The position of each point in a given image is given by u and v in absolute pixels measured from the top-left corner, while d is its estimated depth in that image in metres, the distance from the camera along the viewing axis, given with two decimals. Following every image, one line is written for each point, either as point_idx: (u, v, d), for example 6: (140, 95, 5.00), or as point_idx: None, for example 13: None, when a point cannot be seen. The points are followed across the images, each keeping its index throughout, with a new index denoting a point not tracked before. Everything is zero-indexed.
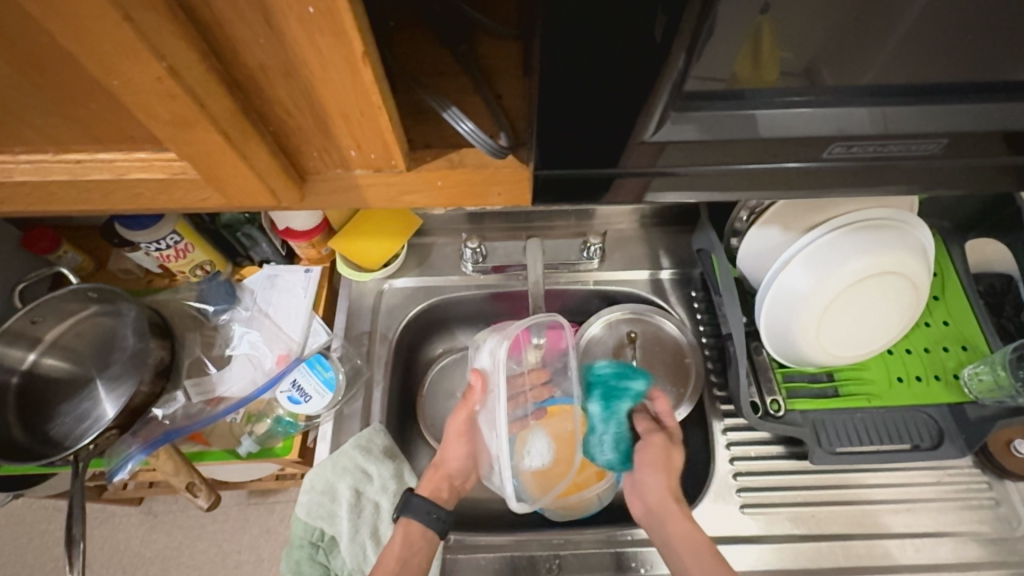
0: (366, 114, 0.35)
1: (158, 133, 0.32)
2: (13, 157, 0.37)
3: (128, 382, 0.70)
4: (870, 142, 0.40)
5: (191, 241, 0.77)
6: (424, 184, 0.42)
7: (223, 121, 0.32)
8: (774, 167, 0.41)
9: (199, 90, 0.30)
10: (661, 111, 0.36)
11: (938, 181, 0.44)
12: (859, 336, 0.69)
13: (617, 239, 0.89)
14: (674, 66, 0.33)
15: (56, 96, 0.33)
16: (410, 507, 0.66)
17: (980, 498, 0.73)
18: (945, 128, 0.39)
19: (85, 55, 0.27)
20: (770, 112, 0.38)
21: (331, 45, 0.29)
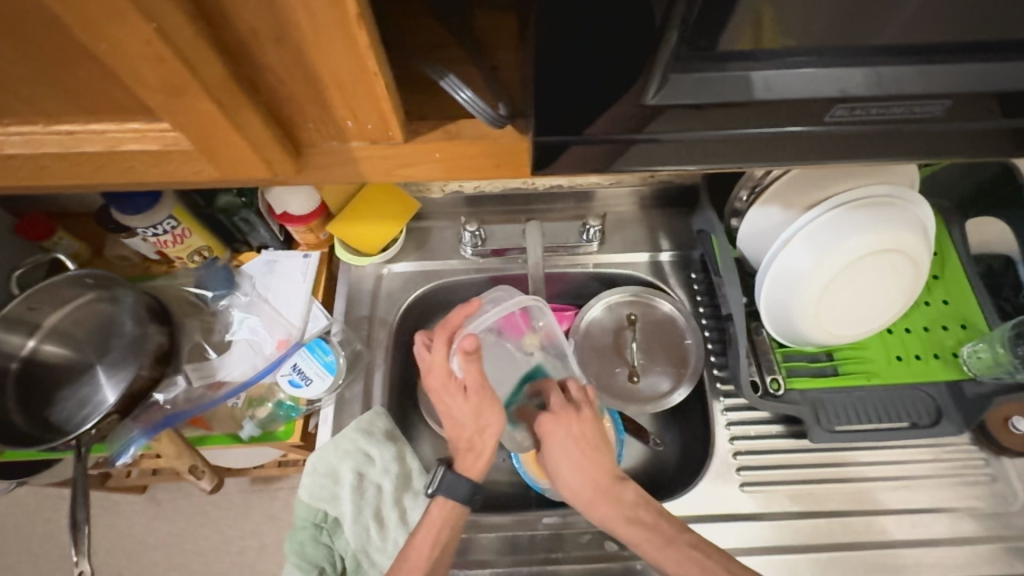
0: (361, 82, 0.34)
1: (149, 101, 0.32)
2: (2, 129, 0.37)
3: (128, 367, 0.70)
4: (872, 104, 0.39)
5: (188, 225, 0.77)
6: (423, 157, 0.41)
7: (215, 88, 0.31)
8: (772, 133, 0.40)
9: (189, 53, 0.29)
10: (663, 71, 0.35)
11: (942, 145, 0.42)
12: (861, 290, 0.67)
13: (616, 221, 0.88)
14: (668, 42, 0.33)
15: (45, 62, 0.32)
16: (444, 486, 0.64)
17: (977, 474, 0.73)
18: (951, 90, 0.38)
19: (71, 18, 0.27)
20: (765, 73, 0.37)
21: (323, 8, 0.29)
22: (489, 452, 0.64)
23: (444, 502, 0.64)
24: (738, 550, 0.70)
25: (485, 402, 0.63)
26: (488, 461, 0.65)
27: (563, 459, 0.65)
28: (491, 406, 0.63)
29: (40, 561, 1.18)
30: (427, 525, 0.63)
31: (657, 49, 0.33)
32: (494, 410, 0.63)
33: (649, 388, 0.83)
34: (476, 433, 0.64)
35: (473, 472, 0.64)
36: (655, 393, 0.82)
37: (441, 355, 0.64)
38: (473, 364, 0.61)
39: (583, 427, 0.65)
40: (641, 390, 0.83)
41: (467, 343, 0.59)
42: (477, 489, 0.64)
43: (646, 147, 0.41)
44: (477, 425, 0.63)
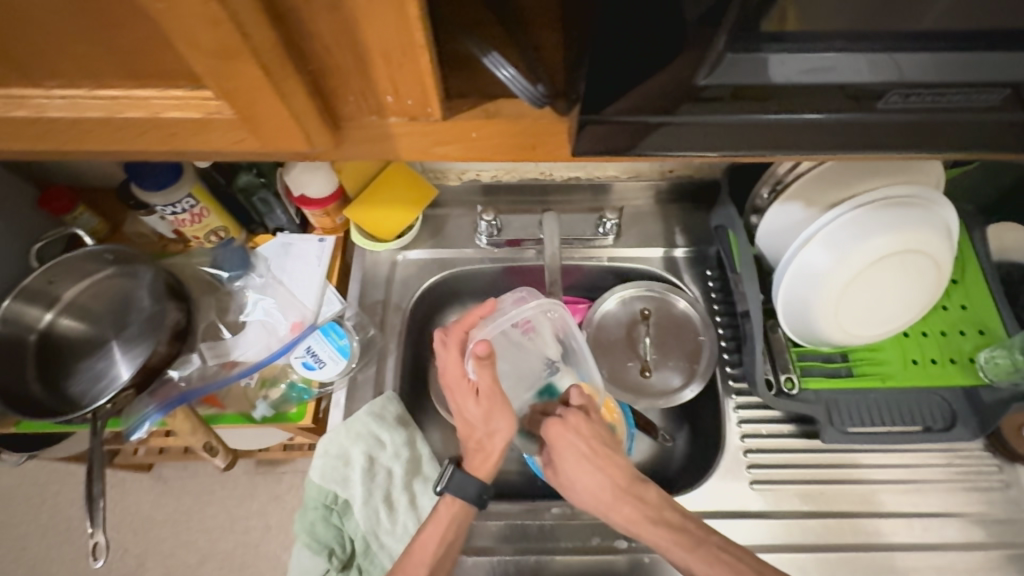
0: (407, 54, 0.34)
1: (197, 65, 0.32)
2: (47, 92, 0.37)
3: (145, 343, 0.71)
4: (928, 92, 0.38)
5: (207, 206, 0.77)
6: (458, 136, 0.41)
7: (264, 53, 0.31)
8: (799, 119, 0.40)
9: (244, 15, 0.29)
10: (717, 53, 0.35)
11: (977, 139, 0.42)
12: (880, 298, 0.67)
13: (633, 215, 0.88)
14: (718, 40, 0.34)
15: (97, 22, 0.32)
16: (453, 484, 0.63)
17: (988, 480, 0.73)
18: (1005, 78, 0.37)
19: None
20: (814, 63, 0.36)
21: None
22: (497, 453, 0.64)
23: (451, 501, 0.63)
24: (744, 547, 0.70)
25: (493, 408, 0.62)
26: (494, 464, 0.64)
27: (577, 460, 0.64)
28: (499, 411, 0.62)
29: (46, 534, 1.19)
30: (435, 522, 0.63)
31: (701, 34, 0.33)
32: (505, 413, 0.62)
33: (660, 382, 0.83)
34: (484, 437, 0.63)
35: (480, 472, 0.64)
36: (666, 388, 0.82)
37: (453, 358, 0.65)
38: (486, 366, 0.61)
39: (585, 426, 0.65)
40: (651, 385, 0.83)
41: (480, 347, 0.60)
42: (485, 490, 0.63)
43: (674, 134, 0.41)
44: (487, 428, 0.63)
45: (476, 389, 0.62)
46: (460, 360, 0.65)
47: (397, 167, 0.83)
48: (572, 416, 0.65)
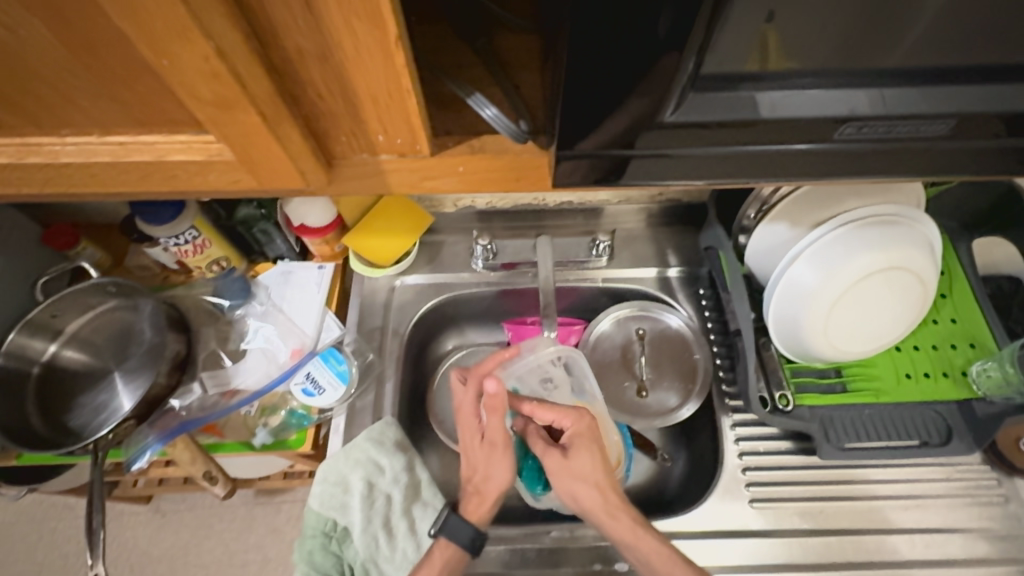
0: (394, 98, 0.36)
1: (199, 113, 0.34)
2: (59, 140, 0.39)
3: (146, 374, 0.72)
4: (881, 123, 0.40)
5: (209, 237, 0.79)
6: (446, 170, 0.43)
7: (261, 102, 0.33)
8: (770, 149, 0.42)
9: (242, 68, 0.31)
10: (680, 92, 0.37)
11: (940, 164, 0.44)
12: (864, 315, 0.68)
13: (625, 238, 0.90)
14: (684, 71, 0.36)
15: (105, 76, 0.35)
16: (448, 528, 0.64)
17: (988, 494, 0.73)
18: (953, 109, 0.39)
19: (136, 36, 0.29)
20: (775, 94, 0.38)
21: (365, 30, 0.31)
22: (494, 499, 0.65)
23: (446, 544, 0.64)
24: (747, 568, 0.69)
25: (495, 453, 0.65)
26: (489, 511, 0.65)
27: (573, 465, 0.65)
28: (503, 457, 0.64)
29: (42, 571, 1.18)
30: (429, 564, 0.63)
31: (674, 73, 0.36)
32: (503, 461, 0.64)
33: (657, 403, 0.83)
34: (484, 480, 0.65)
35: (474, 518, 0.65)
36: (663, 408, 0.83)
37: (471, 398, 0.66)
38: (495, 415, 0.63)
39: (586, 429, 0.65)
40: (648, 404, 0.84)
41: (492, 387, 0.62)
42: (479, 536, 0.64)
43: (659, 161, 0.42)
44: (485, 471, 0.65)
45: (486, 436, 0.65)
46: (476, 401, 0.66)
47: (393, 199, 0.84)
48: (571, 421, 0.66)
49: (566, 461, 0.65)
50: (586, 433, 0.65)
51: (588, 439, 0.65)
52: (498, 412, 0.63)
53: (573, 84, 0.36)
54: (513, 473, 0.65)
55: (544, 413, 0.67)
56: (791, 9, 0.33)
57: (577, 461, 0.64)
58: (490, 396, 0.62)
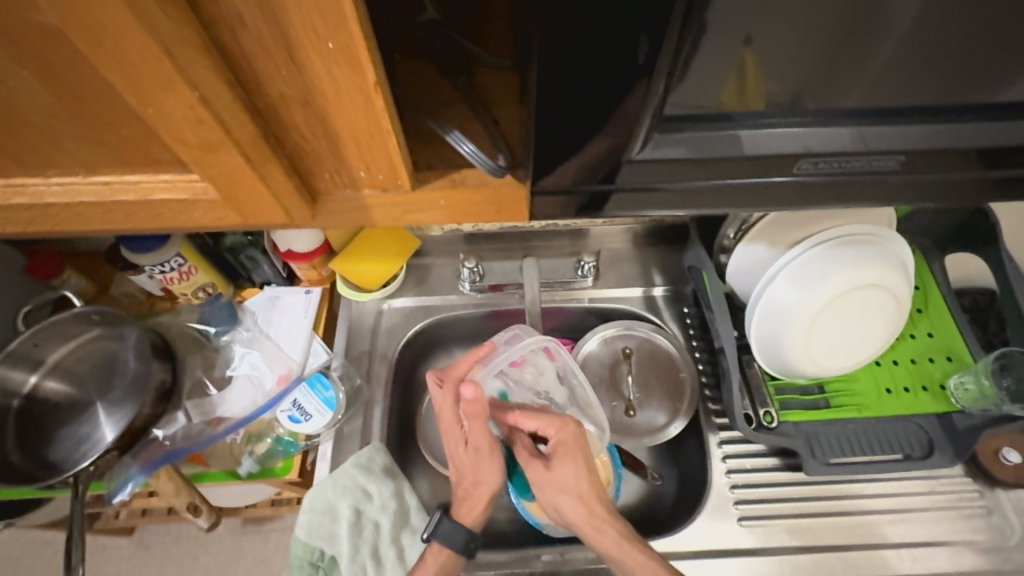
0: (375, 138, 0.38)
1: (184, 155, 0.35)
2: (45, 180, 0.40)
3: (129, 407, 0.71)
4: (836, 158, 0.43)
5: (195, 263, 0.79)
6: (428, 204, 0.45)
7: (245, 145, 0.35)
8: (734, 183, 0.45)
9: (226, 115, 0.33)
10: (646, 131, 0.40)
11: (894, 194, 0.47)
12: (843, 328, 0.69)
13: (611, 258, 0.91)
14: (655, 90, 0.36)
15: (91, 121, 0.36)
16: (441, 532, 0.65)
17: (972, 506, 0.74)
18: (901, 146, 0.42)
19: (124, 86, 0.31)
20: (755, 132, 0.41)
21: (346, 77, 0.33)
22: (486, 501, 0.66)
23: (439, 550, 0.65)
24: None
25: (483, 459, 0.66)
26: (482, 513, 0.66)
27: (557, 476, 0.66)
28: (490, 462, 0.66)
29: None
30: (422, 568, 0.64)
31: (640, 108, 0.38)
32: (491, 466, 0.66)
33: (645, 422, 0.84)
34: (474, 484, 0.67)
35: (467, 521, 0.66)
36: (651, 427, 0.84)
37: (451, 404, 0.66)
38: (474, 420, 0.63)
39: (571, 439, 0.65)
40: (637, 424, 0.84)
41: (469, 392, 0.61)
42: (473, 540, 0.65)
43: (640, 182, 0.44)
44: (475, 477, 0.67)
45: (470, 442, 0.65)
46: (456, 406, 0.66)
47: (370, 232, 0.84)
48: (554, 429, 0.65)
49: (550, 470, 0.66)
50: (570, 441, 0.65)
51: (572, 449, 0.65)
52: (478, 417, 0.63)
53: (558, 112, 0.38)
54: (502, 474, 0.66)
55: (527, 420, 0.66)
56: (766, 35, 0.35)
57: (560, 471, 0.65)
58: (468, 399, 0.61)
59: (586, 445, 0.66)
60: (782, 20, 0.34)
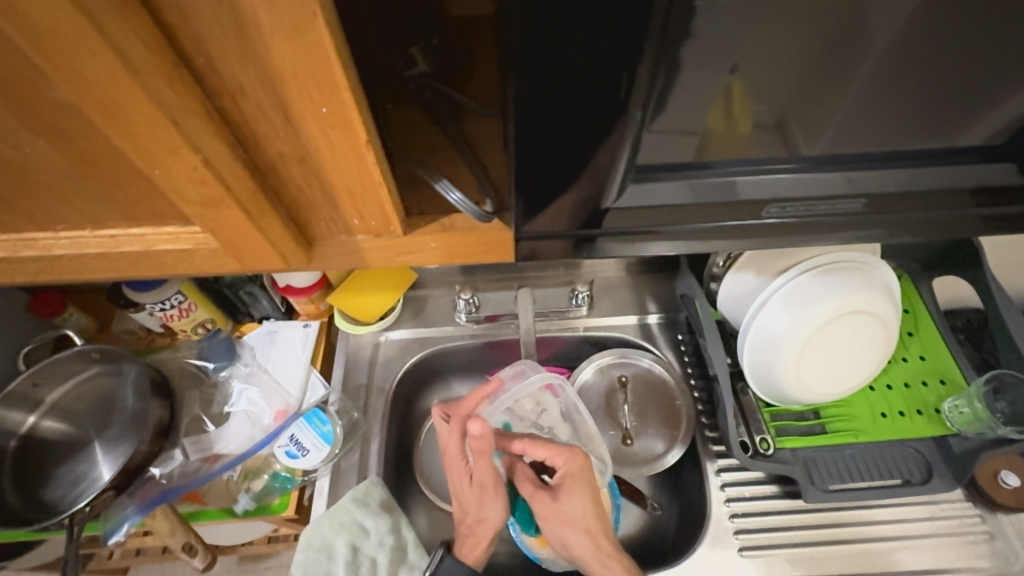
0: (368, 189, 0.42)
1: (188, 211, 0.40)
2: (55, 234, 0.44)
3: (128, 442, 0.72)
4: (800, 203, 0.48)
5: (195, 300, 0.80)
6: (420, 246, 0.49)
7: (245, 201, 0.40)
8: (711, 225, 0.49)
9: (228, 175, 0.37)
10: (620, 180, 0.44)
11: (857, 234, 0.52)
12: (835, 355, 0.70)
13: (604, 286, 0.92)
14: (633, 120, 0.39)
15: (99, 182, 0.40)
16: (443, 571, 0.63)
17: (974, 532, 0.73)
18: (861, 192, 0.47)
19: (135, 153, 0.35)
20: (749, 178, 0.46)
21: (339, 137, 0.38)
22: (488, 540, 0.66)
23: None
24: None
25: (486, 495, 0.66)
26: (485, 552, 0.66)
27: (562, 508, 0.65)
28: (494, 498, 0.65)
29: None
30: None
31: (609, 151, 0.41)
32: (495, 503, 0.66)
33: (643, 450, 0.84)
34: (476, 522, 0.66)
35: (469, 560, 0.66)
36: (650, 454, 0.84)
37: (456, 439, 0.66)
38: (480, 456, 0.63)
39: (578, 471, 0.65)
40: (635, 453, 0.84)
41: (476, 428, 0.62)
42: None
43: (627, 211, 0.46)
44: (477, 514, 0.66)
45: (475, 478, 0.65)
46: (461, 441, 0.66)
47: (359, 275, 0.86)
48: (562, 459, 0.65)
49: (557, 503, 0.66)
50: (577, 470, 0.65)
51: (580, 478, 0.65)
52: (484, 454, 0.63)
53: (544, 149, 0.41)
54: (506, 511, 0.66)
55: (537, 449, 0.66)
56: (752, 63, 0.37)
57: (567, 503, 0.65)
58: (474, 434, 0.62)
59: (592, 477, 0.66)
60: (767, 49, 0.36)
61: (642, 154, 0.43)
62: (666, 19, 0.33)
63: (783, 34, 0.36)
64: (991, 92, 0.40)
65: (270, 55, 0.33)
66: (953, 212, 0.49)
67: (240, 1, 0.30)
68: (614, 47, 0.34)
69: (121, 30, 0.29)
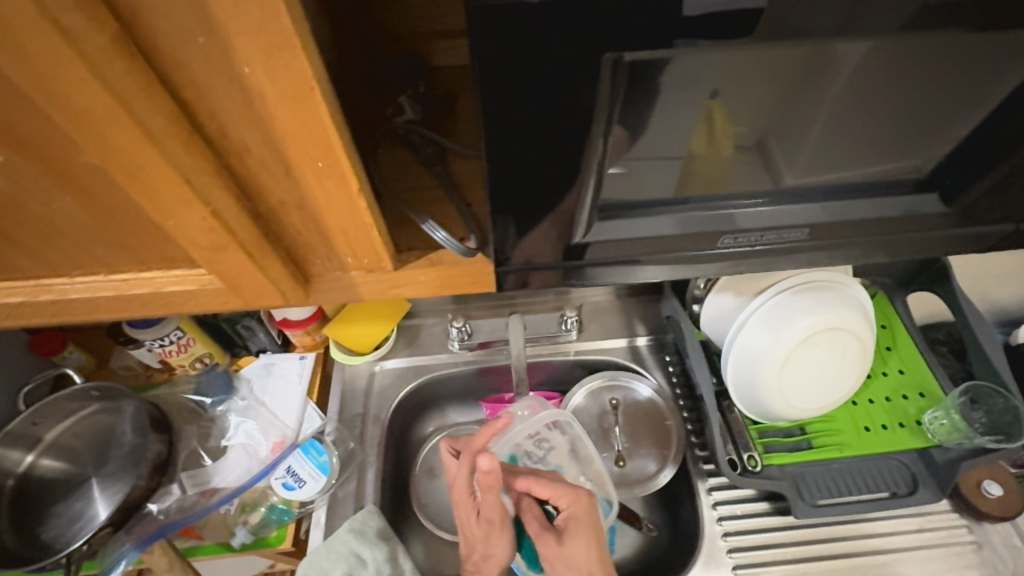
0: (361, 230, 0.46)
1: (197, 257, 0.43)
2: (70, 279, 0.47)
3: (124, 479, 0.73)
4: (751, 233, 0.51)
5: (194, 335, 0.82)
6: (410, 279, 0.52)
7: (249, 245, 0.43)
8: (683, 250, 0.52)
9: (233, 223, 0.41)
10: (587, 219, 0.48)
11: (822, 258, 0.55)
12: (815, 373, 0.73)
13: (593, 310, 0.95)
14: (596, 148, 0.42)
15: (116, 231, 0.43)
16: None
17: (962, 543, 0.74)
18: (803, 222, 0.51)
19: (151, 207, 0.38)
20: (744, 212, 0.50)
21: (334, 187, 0.41)
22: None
23: None
24: None
25: (493, 532, 0.67)
26: None
27: (568, 552, 0.64)
28: (500, 538, 0.67)
29: None
30: None
31: (580, 186, 0.45)
32: (501, 539, 0.67)
33: (636, 470, 0.86)
34: (481, 557, 0.68)
35: None
36: (642, 475, 0.85)
37: (464, 473, 0.67)
38: (488, 492, 0.63)
39: (583, 513, 0.66)
40: (629, 473, 0.86)
41: (485, 463, 0.61)
42: None
43: (610, 235, 0.50)
44: (484, 550, 0.68)
45: (482, 514, 0.66)
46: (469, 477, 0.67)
47: (352, 308, 0.87)
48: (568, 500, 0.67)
49: (562, 546, 0.65)
50: (581, 514, 0.66)
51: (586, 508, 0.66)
52: (492, 489, 0.63)
53: (526, 184, 0.44)
54: (511, 549, 0.67)
55: (541, 488, 0.68)
56: (727, 92, 0.42)
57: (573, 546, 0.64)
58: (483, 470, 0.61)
59: (598, 524, 0.66)
60: (741, 79, 0.40)
61: (619, 183, 0.47)
62: (616, 77, 0.38)
63: (751, 68, 0.40)
64: (934, 121, 0.45)
65: (274, 120, 0.36)
66: (917, 230, 0.52)
67: (247, 76, 0.33)
68: (588, 89, 0.38)
69: (144, 105, 0.32)
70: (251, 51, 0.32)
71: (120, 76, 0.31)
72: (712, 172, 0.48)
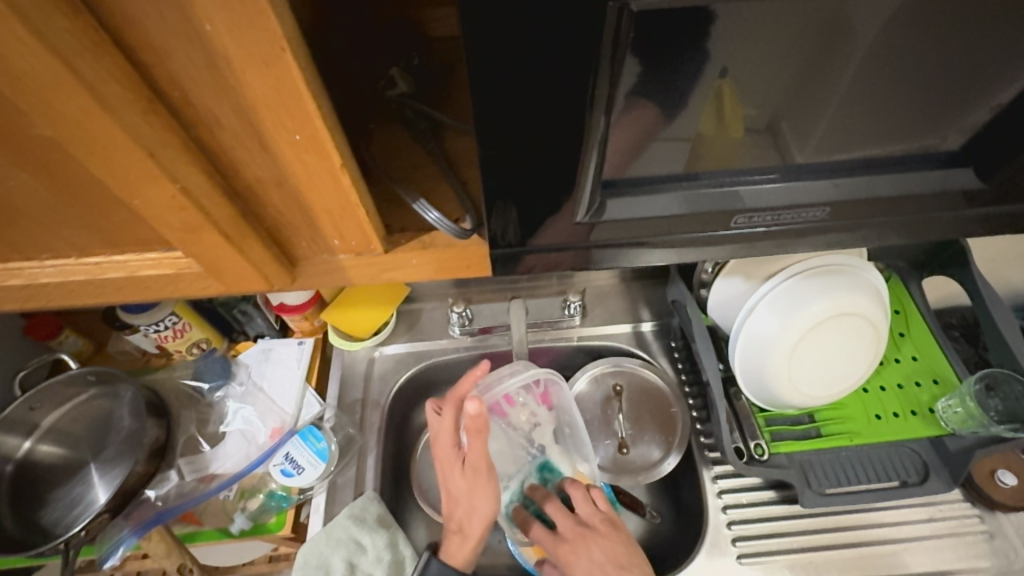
0: (346, 210, 0.43)
1: (171, 239, 0.41)
2: (40, 263, 0.45)
3: (123, 463, 0.72)
4: (766, 213, 0.48)
5: (190, 320, 0.80)
6: (403, 263, 0.50)
7: (225, 226, 0.41)
8: (691, 233, 0.50)
9: (205, 201, 0.38)
10: (589, 201, 0.45)
11: (838, 240, 0.52)
12: (824, 359, 0.71)
13: (596, 295, 0.92)
14: (597, 125, 0.40)
15: (88, 211, 0.41)
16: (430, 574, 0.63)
17: (973, 532, 0.73)
18: (822, 201, 0.48)
19: (116, 185, 0.36)
20: (751, 188, 0.47)
21: (314, 161, 0.39)
22: (477, 536, 0.65)
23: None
24: None
25: (479, 480, 0.66)
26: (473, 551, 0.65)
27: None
28: (484, 487, 0.65)
29: None
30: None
31: (579, 164, 0.42)
32: (486, 490, 0.66)
33: (640, 457, 0.85)
34: (465, 516, 0.66)
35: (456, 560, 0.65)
36: (646, 462, 0.84)
37: (449, 423, 0.67)
38: (475, 436, 0.63)
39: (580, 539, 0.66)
40: (632, 460, 0.85)
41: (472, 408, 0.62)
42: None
43: (613, 216, 0.47)
44: (469, 503, 0.66)
45: (467, 461, 0.66)
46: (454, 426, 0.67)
47: (350, 292, 0.85)
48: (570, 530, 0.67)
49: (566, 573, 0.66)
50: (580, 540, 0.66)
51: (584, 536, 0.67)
52: (479, 432, 0.63)
53: (524, 162, 0.42)
54: (496, 502, 0.66)
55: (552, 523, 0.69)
56: (739, 67, 0.39)
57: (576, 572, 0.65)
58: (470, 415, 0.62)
59: (597, 543, 0.66)
60: (757, 46, 0.38)
61: (624, 161, 0.44)
62: (617, 40, 0.35)
63: (767, 36, 0.37)
64: (962, 93, 0.42)
65: (242, 87, 0.34)
66: (940, 210, 0.49)
67: (210, 38, 0.31)
68: (586, 56, 0.35)
69: (93, 67, 0.30)
70: (211, 7, 0.29)
71: (62, 34, 0.28)
72: (724, 150, 0.45)
